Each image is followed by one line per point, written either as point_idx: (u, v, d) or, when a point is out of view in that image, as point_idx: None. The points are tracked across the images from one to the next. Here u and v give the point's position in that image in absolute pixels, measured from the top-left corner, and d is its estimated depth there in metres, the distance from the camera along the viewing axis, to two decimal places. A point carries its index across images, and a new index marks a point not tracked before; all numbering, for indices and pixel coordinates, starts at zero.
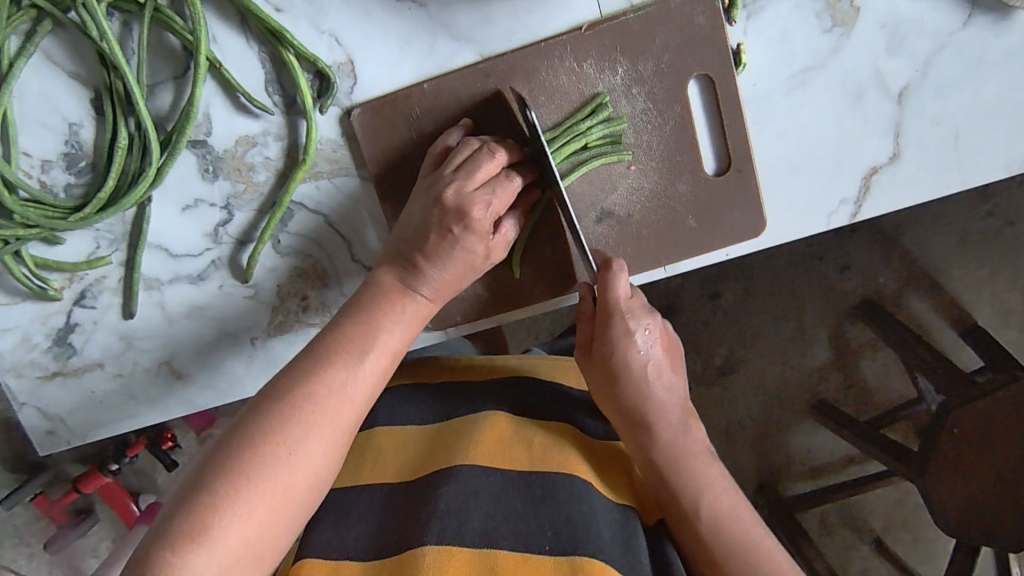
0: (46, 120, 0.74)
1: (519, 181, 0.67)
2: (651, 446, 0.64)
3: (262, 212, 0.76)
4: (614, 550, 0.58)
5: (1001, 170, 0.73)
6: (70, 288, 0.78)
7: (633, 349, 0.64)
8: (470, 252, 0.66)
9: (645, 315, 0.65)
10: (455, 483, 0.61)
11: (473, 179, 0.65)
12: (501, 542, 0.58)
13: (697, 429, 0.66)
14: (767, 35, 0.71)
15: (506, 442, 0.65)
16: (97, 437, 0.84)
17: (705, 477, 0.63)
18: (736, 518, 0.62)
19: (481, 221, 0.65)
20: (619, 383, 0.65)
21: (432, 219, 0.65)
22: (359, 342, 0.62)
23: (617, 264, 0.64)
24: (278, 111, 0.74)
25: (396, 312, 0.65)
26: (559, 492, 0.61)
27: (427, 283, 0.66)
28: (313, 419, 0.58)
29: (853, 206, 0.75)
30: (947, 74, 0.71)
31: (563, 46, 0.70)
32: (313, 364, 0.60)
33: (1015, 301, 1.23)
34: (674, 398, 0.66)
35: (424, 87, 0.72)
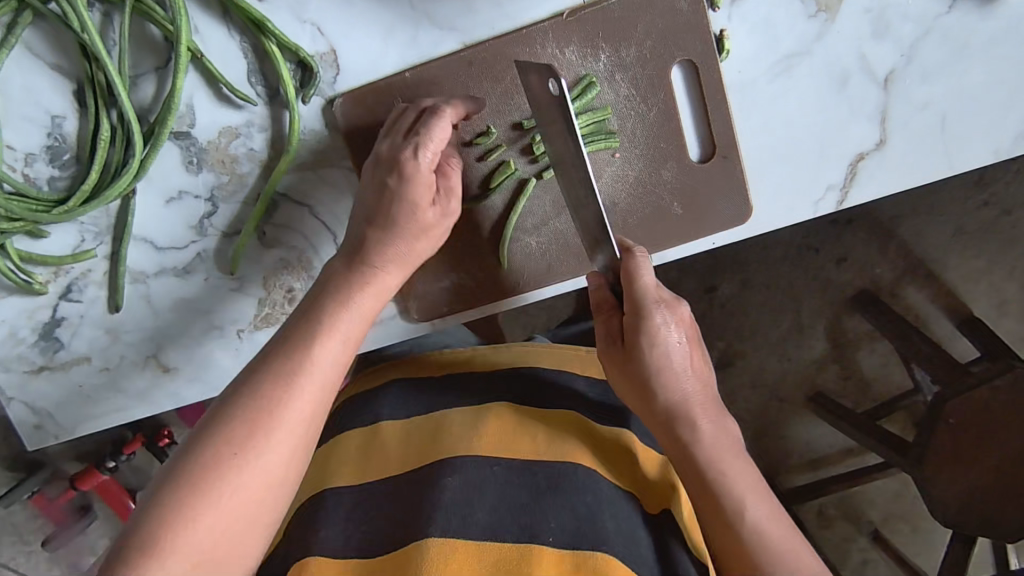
0: (29, 113, 0.74)
1: (446, 114, 0.66)
2: (693, 443, 0.61)
3: (247, 204, 0.76)
4: (619, 541, 0.58)
5: (988, 154, 0.73)
6: (56, 282, 0.78)
7: (669, 341, 0.62)
8: (412, 199, 0.65)
9: (676, 304, 0.63)
10: (459, 473, 0.60)
11: (401, 131, 0.66)
12: (504, 534, 0.58)
13: (732, 421, 0.64)
14: (751, 21, 0.71)
15: (509, 432, 0.64)
16: (85, 431, 0.84)
17: (743, 479, 0.60)
18: (776, 522, 0.58)
19: (416, 166, 0.64)
20: (656, 378, 0.62)
21: (372, 180, 0.66)
22: (305, 334, 0.61)
23: (639, 251, 0.62)
24: (261, 102, 0.73)
25: (344, 298, 0.64)
26: (565, 483, 0.60)
27: (376, 254, 0.65)
28: (259, 417, 0.56)
29: (840, 193, 0.74)
30: (933, 58, 0.71)
31: (546, 33, 0.70)
32: (260, 363, 0.59)
33: (1011, 290, 1.23)
34: (708, 389, 0.64)
35: (406, 76, 0.72)
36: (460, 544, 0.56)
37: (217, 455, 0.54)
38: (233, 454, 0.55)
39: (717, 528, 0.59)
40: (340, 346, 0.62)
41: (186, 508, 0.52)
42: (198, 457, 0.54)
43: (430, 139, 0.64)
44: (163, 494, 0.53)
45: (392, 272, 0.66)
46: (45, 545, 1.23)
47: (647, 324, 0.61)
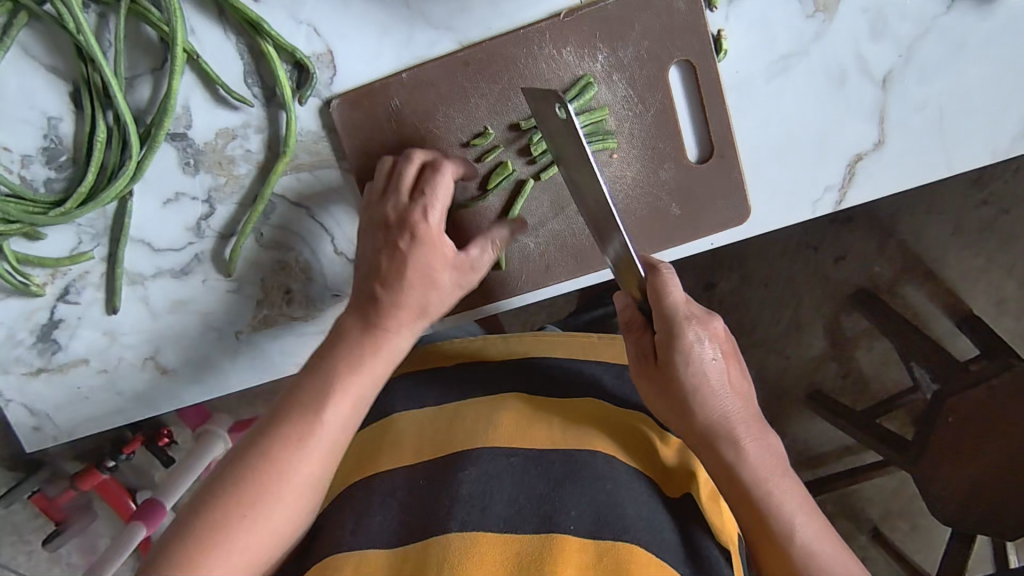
0: (25, 115, 0.74)
1: (445, 170, 0.67)
2: (736, 462, 0.58)
3: (244, 205, 0.76)
4: (643, 528, 0.55)
5: (987, 154, 0.73)
6: (54, 283, 0.78)
7: (704, 359, 0.59)
8: (425, 261, 0.64)
9: (709, 319, 0.61)
10: (479, 465, 0.59)
11: (404, 189, 0.67)
12: (523, 526, 0.55)
13: (774, 436, 0.61)
14: (749, 21, 0.70)
15: (525, 421, 0.62)
16: (85, 433, 0.84)
17: (786, 493, 0.57)
18: (825, 538, 0.56)
19: (426, 224, 0.64)
20: (693, 396, 0.60)
21: (380, 242, 0.66)
22: (315, 396, 0.60)
23: (666, 267, 0.59)
24: (257, 103, 0.73)
25: (356, 359, 0.62)
26: (583, 471, 0.58)
27: (389, 316, 0.64)
28: (268, 481, 0.57)
29: (837, 193, 0.74)
30: (931, 58, 0.71)
31: (542, 34, 0.70)
32: (270, 424, 0.59)
33: (1010, 288, 1.23)
34: (748, 403, 0.61)
35: (402, 77, 0.71)
36: (481, 537, 0.54)
37: (227, 515, 0.55)
38: (243, 516, 0.56)
39: (760, 539, 0.57)
40: (352, 411, 0.61)
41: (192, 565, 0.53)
42: (208, 517, 0.55)
43: (435, 196, 0.65)
44: (173, 551, 0.54)
45: (404, 334, 0.65)
46: (46, 546, 1.20)
47: (680, 342, 0.59)
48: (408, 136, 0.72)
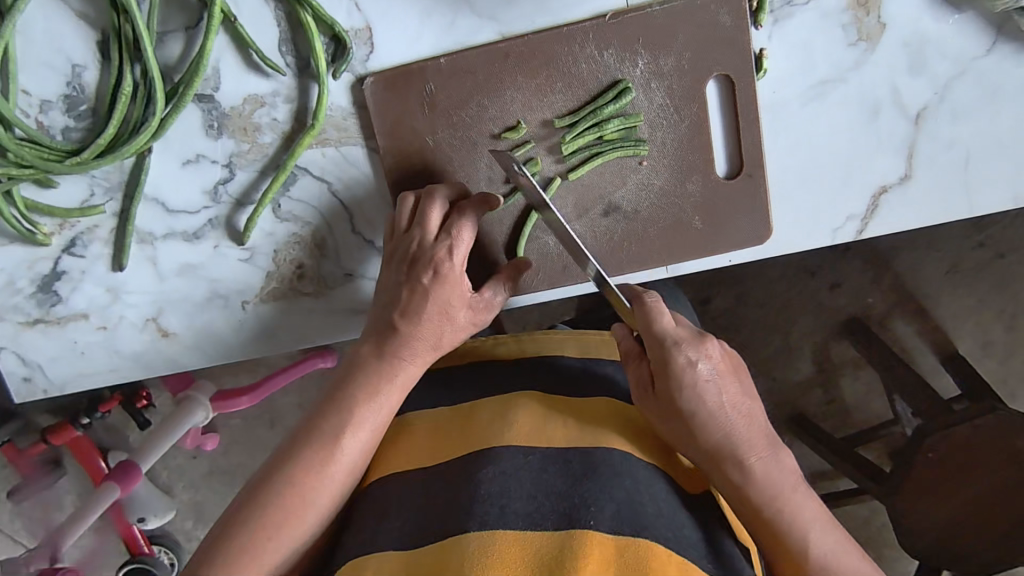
0: (49, 59, 0.72)
1: (472, 214, 0.68)
2: (745, 484, 0.59)
3: (265, 173, 0.75)
4: (662, 526, 0.55)
5: (1008, 199, 0.74)
6: (60, 235, 0.76)
7: (699, 382, 0.59)
8: (444, 300, 0.67)
9: (702, 339, 0.61)
10: (497, 462, 0.58)
11: (431, 229, 0.69)
12: (545, 523, 0.54)
13: (785, 450, 0.61)
14: (790, 43, 0.70)
15: (542, 419, 0.62)
16: (76, 389, 0.82)
17: (805, 512, 0.59)
18: (845, 552, 0.58)
19: (448, 268, 0.67)
20: (695, 421, 0.59)
21: (403, 278, 0.69)
22: (335, 421, 0.63)
23: (651, 297, 0.61)
24: (289, 73, 0.72)
25: (373, 389, 0.65)
26: (601, 469, 0.58)
27: (405, 346, 0.66)
28: (293, 507, 0.59)
29: (859, 223, 0.75)
30: (965, 99, 0.71)
31: (586, 33, 0.69)
32: (292, 450, 0.61)
33: (998, 332, 1.24)
34: (753, 422, 0.60)
35: (441, 62, 0.70)
36: (502, 535, 0.52)
37: (254, 538, 0.57)
38: (269, 537, 0.58)
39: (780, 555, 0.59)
40: (370, 437, 0.63)
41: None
42: (233, 541, 0.57)
43: (460, 243, 0.68)
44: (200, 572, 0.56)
45: (415, 364, 0.67)
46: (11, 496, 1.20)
47: (673, 367, 0.59)
48: (439, 122, 0.71)
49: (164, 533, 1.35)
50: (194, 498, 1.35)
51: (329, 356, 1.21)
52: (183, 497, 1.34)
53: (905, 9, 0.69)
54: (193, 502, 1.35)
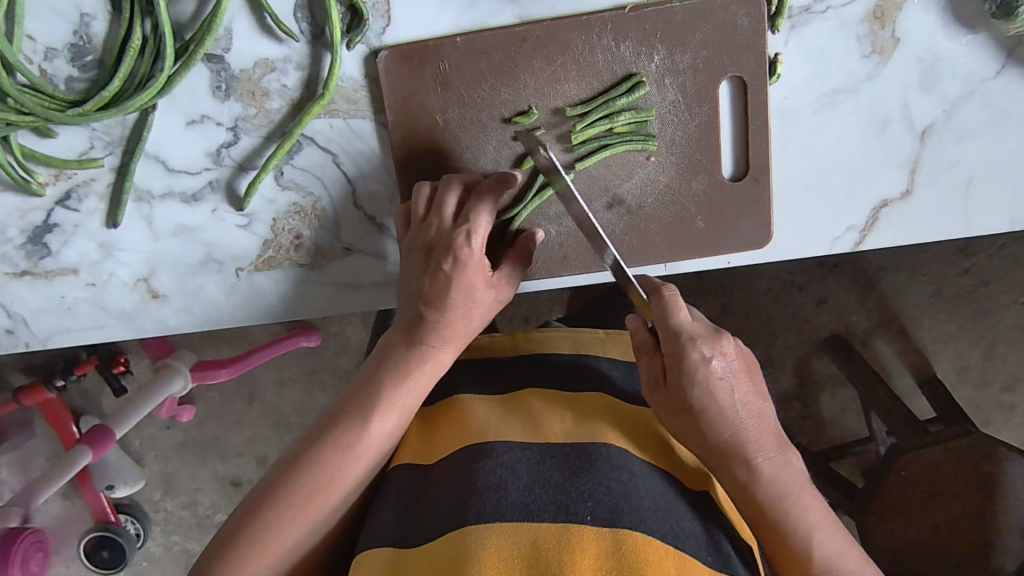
0: (57, 5, 0.70)
1: (484, 198, 0.67)
2: (752, 483, 0.60)
3: (269, 140, 0.74)
4: (656, 520, 0.55)
5: (1004, 222, 0.75)
6: (56, 186, 0.75)
7: (713, 379, 0.58)
8: (468, 284, 0.67)
9: (718, 337, 0.59)
10: (495, 456, 0.58)
11: (447, 215, 0.68)
12: (541, 513, 0.53)
13: (792, 451, 0.62)
14: (805, 50, 0.71)
15: (534, 417, 0.63)
16: (59, 344, 0.81)
17: (808, 514, 0.60)
18: (847, 556, 0.59)
19: (467, 254, 0.66)
20: (708, 419, 0.59)
21: (424, 267, 0.68)
22: (364, 406, 0.63)
23: (670, 291, 0.57)
24: (303, 39, 0.71)
25: (403, 376, 0.65)
26: (598, 462, 0.58)
27: (437, 333, 0.66)
28: (320, 485, 0.60)
29: (858, 235, 0.75)
30: (972, 120, 0.72)
31: (604, 23, 0.69)
32: (320, 434, 0.62)
33: (975, 358, 1.25)
34: (762, 421, 0.61)
35: (457, 40, 0.70)
36: (496, 528, 0.52)
37: (281, 514, 0.58)
38: (295, 515, 0.59)
39: (784, 555, 0.60)
40: (397, 421, 0.64)
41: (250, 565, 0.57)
42: (265, 522, 0.58)
43: (478, 227, 0.66)
44: (232, 556, 0.57)
45: (448, 351, 0.67)
46: None
47: (688, 364, 0.58)
48: (451, 101, 0.71)
49: (131, 502, 1.33)
50: (165, 469, 1.33)
51: (313, 334, 1.21)
52: (153, 467, 1.33)
53: (921, 26, 0.70)
54: (163, 474, 1.33)
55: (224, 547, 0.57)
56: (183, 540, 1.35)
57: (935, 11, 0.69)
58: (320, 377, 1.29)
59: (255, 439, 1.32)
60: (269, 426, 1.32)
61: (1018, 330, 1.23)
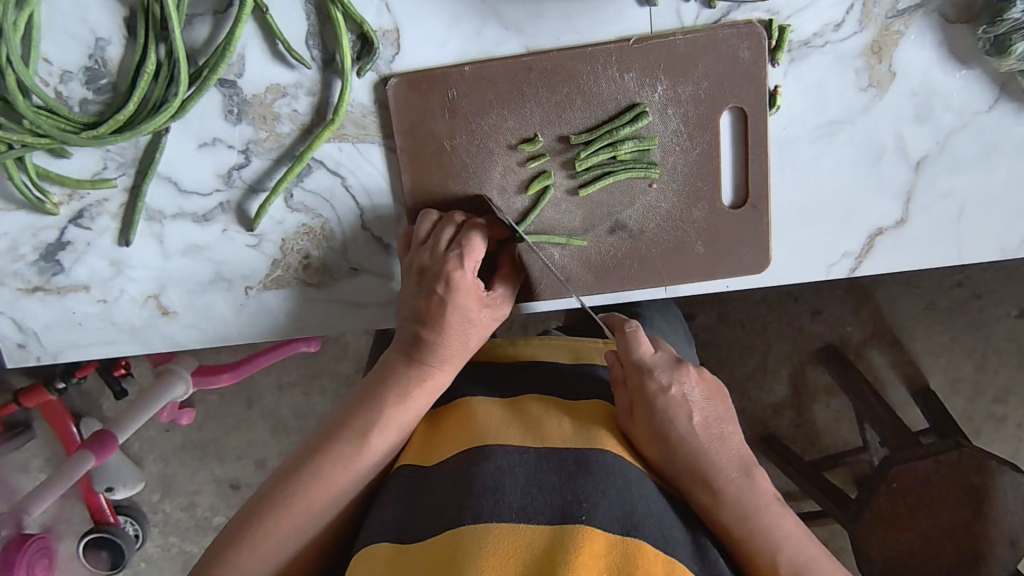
0: (74, 30, 0.72)
1: (478, 235, 0.71)
2: (716, 505, 0.63)
3: (280, 163, 0.76)
4: (650, 526, 0.57)
5: (994, 251, 0.77)
6: (69, 205, 0.76)
7: (678, 402, 0.67)
8: (462, 306, 0.69)
9: (678, 366, 0.70)
10: (494, 458, 0.59)
11: (442, 241, 0.71)
12: (538, 517, 0.54)
13: (758, 474, 0.66)
14: (804, 83, 0.73)
15: (533, 426, 0.63)
16: (69, 358, 0.82)
17: (778, 531, 0.63)
18: (816, 567, 0.62)
19: (461, 275, 0.69)
20: (679, 441, 0.65)
21: (419, 288, 0.71)
22: (363, 420, 0.64)
23: (631, 325, 0.70)
24: (315, 66, 0.73)
25: (403, 393, 0.66)
26: (595, 469, 0.59)
27: (433, 352, 0.68)
28: (318, 495, 0.61)
29: (854, 260, 0.78)
30: (965, 151, 0.74)
31: (609, 54, 0.70)
32: (316, 448, 0.63)
33: (968, 369, 1.27)
34: (725, 445, 0.67)
35: (464, 69, 0.71)
36: (495, 527, 0.53)
37: (278, 522, 0.60)
38: (289, 522, 0.60)
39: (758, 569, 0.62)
40: (397, 438, 0.65)
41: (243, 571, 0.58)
42: (261, 529, 0.59)
43: (472, 252, 0.70)
44: (227, 559, 0.58)
45: (446, 371, 0.69)
46: None
47: (657, 386, 0.67)
48: (460, 128, 0.72)
49: (129, 505, 1.35)
50: (164, 472, 1.35)
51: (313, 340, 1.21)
52: (153, 470, 1.34)
53: (916, 61, 0.72)
54: (163, 476, 1.35)
55: (218, 555, 0.58)
56: (181, 542, 1.37)
57: (931, 46, 0.71)
58: (320, 381, 1.31)
59: (254, 442, 1.34)
60: (268, 430, 1.33)
61: (1010, 343, 1.26)
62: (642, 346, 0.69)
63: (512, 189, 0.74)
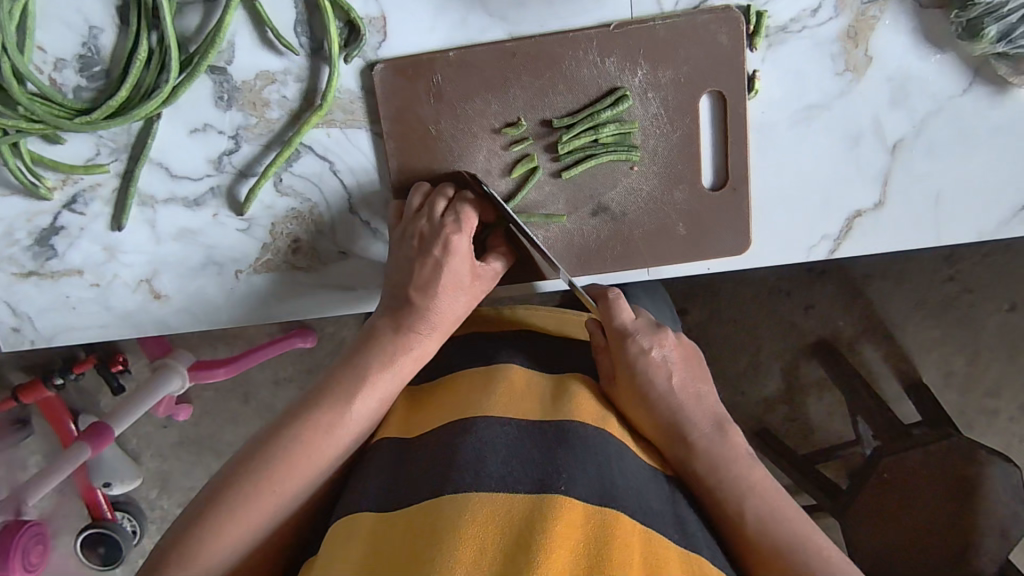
0: (68, 19, 0.73)
1: (469, 209, 0.73)
2: (688, 459, 0.67)
3: (269, 148, 0.77)
4: (632, 500, 0.59)
5: (971, 236, 0.79)
6: (63, 190, 0.78)
7: (656, 364, 0.70)
8: (456, 272, 0.72)
9: (657, 330, 0.73)
10: (475, 432, 0.60)
11: (437, 211, 0.73)
12: (518, 486, 0.55)
13: (733, 430, 0.69)
14: (782, 67, 0.74)
15: (518, 394, 0.66)
16: (63, 342, 0.84)
17: (746, 481, 0.65)
18: (782, 518, 0.63)
19: (458, 240, 0.72)
20: (655, 399, 0.68)
21: (415, 254, 0.73)
22: (344, 388, 0.64)
23: (612, 294, 0.73)
24: (303, 53, 0.74)
25: (387, 362, 0.67)
26: (575, 442, 0.61)
27: (423, 321, 0.70)
28: (298, 462, 0.60)
29: (832, 243, 0.79)
30: (941, 135, 0.75)
31: (590, 40, 0.72)
32: (295, 416, 0.63)
33: (959, 363, 1.28)
34: (700, 403, 0.70)
35: (449, 55, 0.73)
36: (474, 498, 0.54)
37: (257, 488, 0.59)
38: (269, 490, 0.59)
39: (726, 520, 0.64)
40: (378, 406, 0.66)
41: (222, 538, 0.57)
42: (240, 494, 0.58)
43: (468, 221, 0.73)
44: (205, 522, 0.57)
45: (433, 339, 0.70)
46: None
47: (636, 351, 0.70)
48: (445, 112, 0.74)
49: (127, 500, 1.36)
50: (161, 467, 1.36)
51: (310, 336, 1.24)
52: (151, 466, 1.36)
53: (891, 46, 0.73)
54: (160, 471, 1.36)
55: (195, 520, 0.58)
56: None
57: (906, 31, 0.73)
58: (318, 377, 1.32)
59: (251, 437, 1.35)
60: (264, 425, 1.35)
61: (1000, 338, 1.27)
62: (623, 314, 0.72)
63: (500, 172, 0.75)
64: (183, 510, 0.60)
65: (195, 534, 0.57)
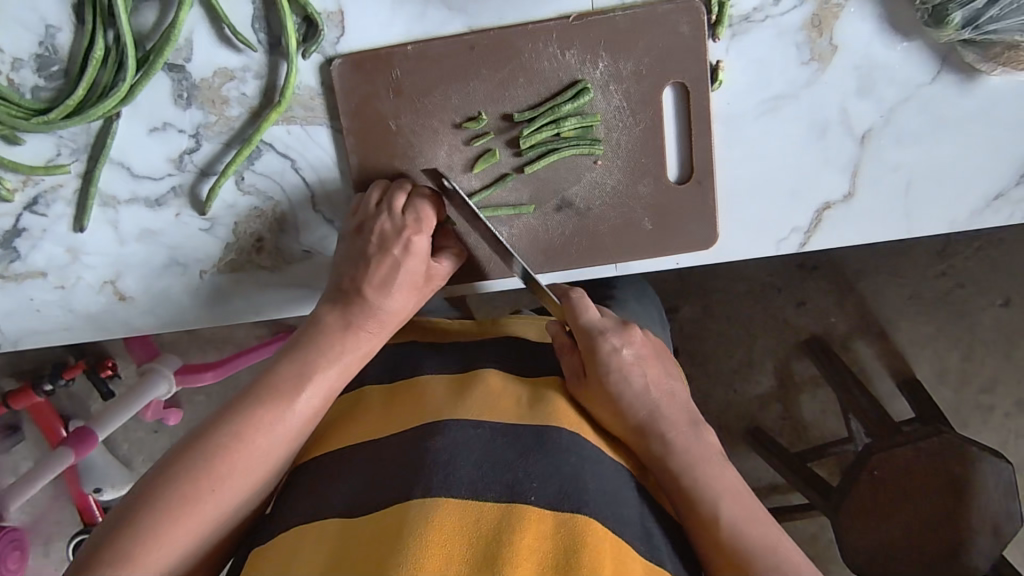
0: (25, 18, 0.73)
1: (428, 207, 0.72)
2: (665, 455, 0.65)
3: (230, 146, 0.76)
4: (600, 503, 0.57)
5: (944, 225, 0.78)
6: (24, 192, 0.77)
7: (626, 364, 0.68)
8: (413, 273, 0.72)
9: (625, 327, 0.71)
10: (447, 434, 0.58)
11: (396, 210, 0.72)
12: (488, 493, 0.55)
13: (706, 431, 0.68)
14: (745, 57, 0.73)
15: (487, 397, 0.63)
16: (29, 345, 0.83)
17: (720, 482, 0.64)
18: (754, 521, 0.62)
19: (419, 241, 0.71)
20: (627, 395, 0.67)
21: (370, 253, 0.71)
22: (285, 381, 0.64)
23: (576, 293, 0.71)
24: (261, 49, 0.74)
25: (334, 356, 0.66)
26: (552, 444, 0.60)
27: (371, 318, 0.70)
28: (236, 457, 0.60)
29: (803, 236, 0.78)
30: (910, 124, 0.74)
31: (550, 32, 0.71)
32: (231, 408, 0.62)
33: (953, 359, 1.27)
34: (674, 401, 0.69)
35: (407, 49, 0.72)
36: (444, 502, 0.53)
37: (195, 485, 0.58)
38: (207, 485, 0.58)
39: (698, 520, 0.62)
40: (322, 400, 0.65)
41: (155, 535, 0.56)
42: (172, 489, 0.57)
43: (427, 220, 0.72)
44: (139, 519, 0.56)
45: (377, 332, 0.70)
46: None
47: (603, 348, 0.68)
48: (404, 107, 0.73)
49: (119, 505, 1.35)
50: None
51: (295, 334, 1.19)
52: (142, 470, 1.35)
53: (858, 34, 0.72)
54: None
55: (127, 518, 0.56)
56: None
57: (872, 19, 0.71)
58: None
59: None
60: None
61: (994, 333, 1.25)
62: (588, 313, 0.70)
63: (460, 167, 0.75)
64: (121, 500, 0.59)
65: (128, 531, 0.55)
